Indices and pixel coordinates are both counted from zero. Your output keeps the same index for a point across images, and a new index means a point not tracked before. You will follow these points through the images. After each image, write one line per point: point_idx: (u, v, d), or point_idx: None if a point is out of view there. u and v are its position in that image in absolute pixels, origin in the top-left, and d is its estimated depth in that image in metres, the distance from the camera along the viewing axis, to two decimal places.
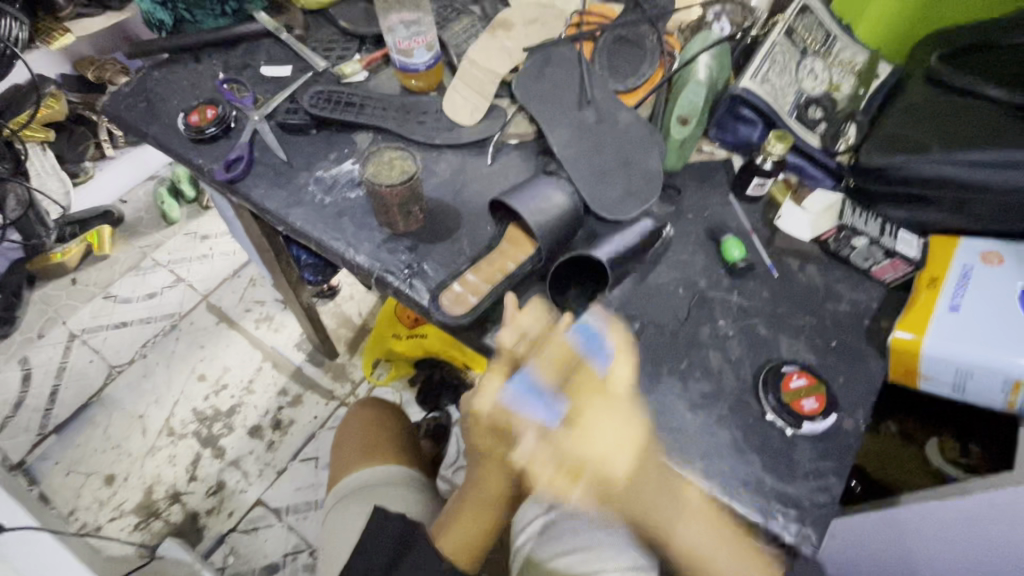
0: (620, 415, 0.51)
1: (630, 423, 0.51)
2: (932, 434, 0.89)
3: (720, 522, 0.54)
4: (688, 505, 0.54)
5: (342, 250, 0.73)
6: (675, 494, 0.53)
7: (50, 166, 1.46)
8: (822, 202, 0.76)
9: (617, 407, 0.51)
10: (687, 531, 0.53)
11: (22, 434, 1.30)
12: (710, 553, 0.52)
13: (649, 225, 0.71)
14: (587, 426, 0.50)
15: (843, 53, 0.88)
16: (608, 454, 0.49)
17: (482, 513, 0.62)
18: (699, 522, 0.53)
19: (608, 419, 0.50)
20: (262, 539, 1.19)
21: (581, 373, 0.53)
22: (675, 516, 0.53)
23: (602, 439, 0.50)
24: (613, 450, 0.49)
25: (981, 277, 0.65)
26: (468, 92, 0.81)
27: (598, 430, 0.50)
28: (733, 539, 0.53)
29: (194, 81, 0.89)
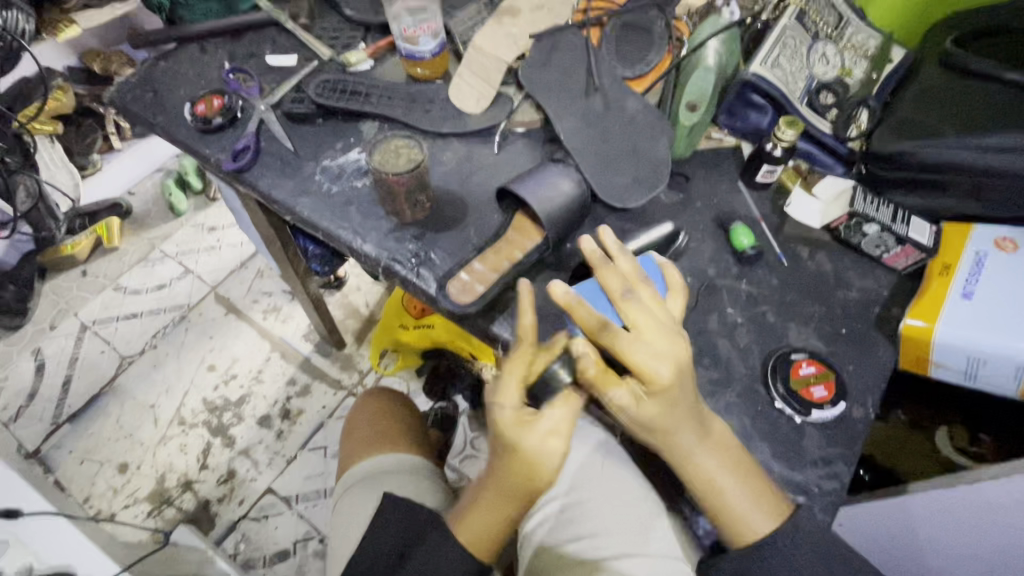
0: (669, 333, 0.54)
1: (676, 341, 0.54)
2: (941, 422, 0.89)
3: (745, 471, 0.55)
4: (712, 432, 0.55)
5: (349, 239, 0.73)
6: (702, 430, 0.55)
7: (59, 158, 1.50)
8: (833, 190, 0.75)
9: (669, 328, 0.54)
10: (707, 461, 0.55)
11: (37, 423, 1.32)
12: (731, 487, 0.54)
13: (666, 229, 0.70)
14: (644, 327, 0.53)
15: (855, 36, 0.86)
16: (658, 357, 0.52)
17: (502, 506, 0.61)
18: (717, 453, 0.55)
19: (659, 331, 0.53)
20: (273, 527, 1.21)
21: (639, 289, 0.57)
22: (694, 447, 0.54)
23: (643, 351, 0.52)
24: (653, 360, 0.52)
25: (995, 264, 0.65)
26: (474, 80, 0.80)
27: (649, 344, 0.52)
28: (750, 486, 0.55)
29: (200, 71, 0.89)
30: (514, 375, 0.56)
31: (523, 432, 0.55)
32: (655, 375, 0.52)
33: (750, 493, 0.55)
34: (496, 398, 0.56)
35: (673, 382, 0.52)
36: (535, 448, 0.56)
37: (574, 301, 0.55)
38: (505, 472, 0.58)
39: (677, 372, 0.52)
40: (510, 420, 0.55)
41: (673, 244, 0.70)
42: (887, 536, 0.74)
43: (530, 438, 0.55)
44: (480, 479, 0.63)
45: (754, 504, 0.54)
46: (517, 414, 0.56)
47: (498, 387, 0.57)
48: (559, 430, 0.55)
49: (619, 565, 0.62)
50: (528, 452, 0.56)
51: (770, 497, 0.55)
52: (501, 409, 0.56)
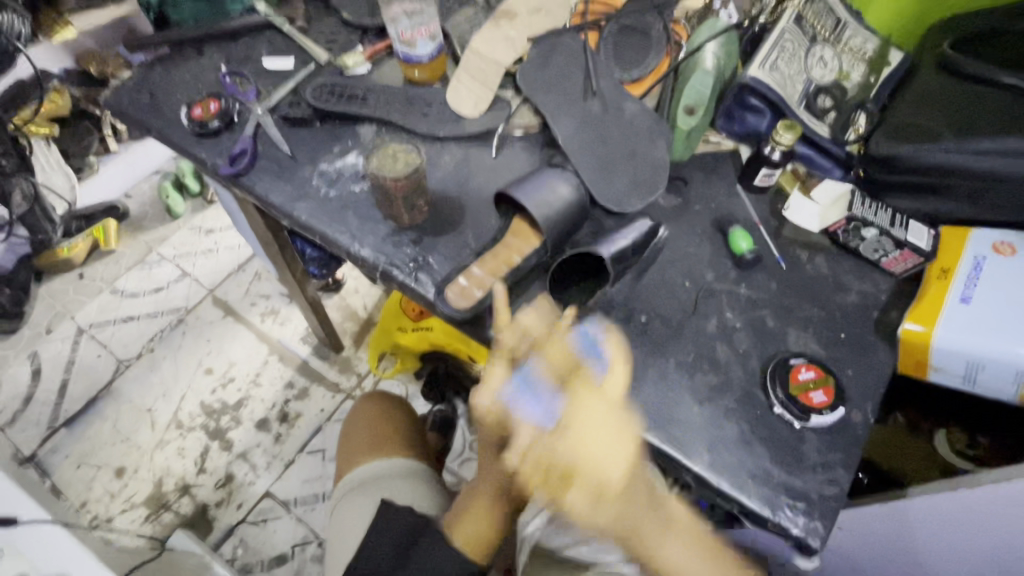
0: (616, 425, 0.52)
1: (624, 436, 0.51)
2: (939, 424, 0.88)
3: (712, 549, 0.56)
4: (673, 519, 0.56)
5: (347, 244, 0.72)
6: (660, 522, 0.54)
7: (55, 161, 1.48)
8: (832, 194, 0.74)
9: (616, 413, 0.52)
10: (671, 547, 0.54)
11: (33, 428, 1.31)
12: (698, 571, 0.54)
13: (647, 225, 0.70)
14: (581, 429, 0.51)
15: (853, 40, 0.86)
16: (603, 460, 0.50)
17: (493, 511, 0.66)
18: (681, 541, 0.55)
19: (599, 420, 0.51)
20: (271, 531, 1.21)
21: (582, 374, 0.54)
22: (659, 541, 0.54)
23: (595, 447, 0.50)
24: (606, 463, 0.50)
25: (993, 269, 0.65)
26: (472, 83, 0.80)
27: (593, 440, 0.50)
28: (721, 567, 0.55)
29: (197, 75, 0.89)
30: (487, 395, 0.55)
31: (494, 461, 0.54)
32: (594, 479, 0.50)
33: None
34: (477, 407, 0.55)
35: (624, 487, 0.51)
36: (520, 468, 0.55)
37: (508, 413, 0.54)
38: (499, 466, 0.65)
39: (620, 470, 0.50)
40: (496, 431, 0.56)
41: (655, 243, 0.71)
42: (886, 539, 0.74)
43: (517, 455, 0.55)
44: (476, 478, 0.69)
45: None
46: (505, 427, 0.58)
47: (479, 388, 0.56)
48: (523, 483, 0.54)
49: (615, 568, 0.63)
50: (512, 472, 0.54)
51: (741, 568, 0.58)
52: (486, 422, 0.57)
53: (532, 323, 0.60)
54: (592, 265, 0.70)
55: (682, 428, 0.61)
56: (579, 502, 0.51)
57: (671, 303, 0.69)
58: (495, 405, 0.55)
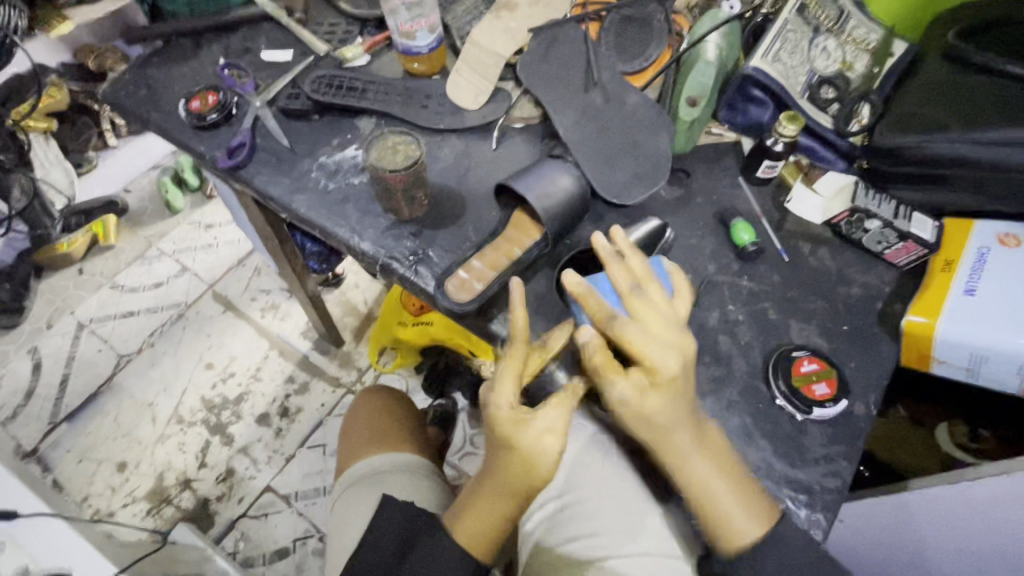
0: (667, 324, 0.53)
1: (682, 334, 0.54)
2: (942, 418, 0.88)
3: (736, 474, 0.55)
4: (706, 434, 0.55)
5: (347, 237, 0.72)
6: (694, 436, 0.54)
7: (53, 156, 1.47)
8: (835, 185, 0.74)
9: (672, 321, 0.54)
10: (701, 468, 0.54)
11: (34, 423, 1.31)
12: (723, 493, 0.54)
13: (655, 224, 0.69)
14: (648, 323, 0.53)
15: (856, 30, 0.85)
16: (664, 348, 0.52)
17: (501, 504, 0.61)
18: (712, 456, 0.54)
19: (668, 324, 0.53)
20: (272, 524, 1.21)
21: (648, 287, 0.56)
22: (688, 452, 0.54)
23: (662, 341, 0.52)
24: (663, 352, 0.52)
25: (998, 260, 0.64)
26: (472, 75, 0.79)
27: (654, 337, 0.52)
28: (742, 490, 0.54)
29: (194, 67, 0.88)
30: (508, 376, 0.57)
31: (519, 424, 0.56)
32: (659, 360, 0.51)
33: (741, 497, 0.54)
34: (491, 397, 0.57)
35: (675, 383, 0.52)
36: (531, 447, 0.56)
37: (583, 298, 0.55)
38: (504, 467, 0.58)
39: (678, 364, 0.52)
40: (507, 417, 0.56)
41: (660, 244, 0.69)
42: (887, 533, 0.74)
43: (525, 435, 0.56)
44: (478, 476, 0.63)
45: (749, 513, 0.54)
46: (515, 414, 0.56)
47: (495, 384, 0.57)
48: (556, 429, 0.56)
49: (615, 565, 0.63)
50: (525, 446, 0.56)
51: (761, 504, 0.54)
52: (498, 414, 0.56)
53: (600, 245, 0.57)
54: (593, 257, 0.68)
55: None
56: (633, 383, 0.52)
57: None
58: (573, 289, 0.55)
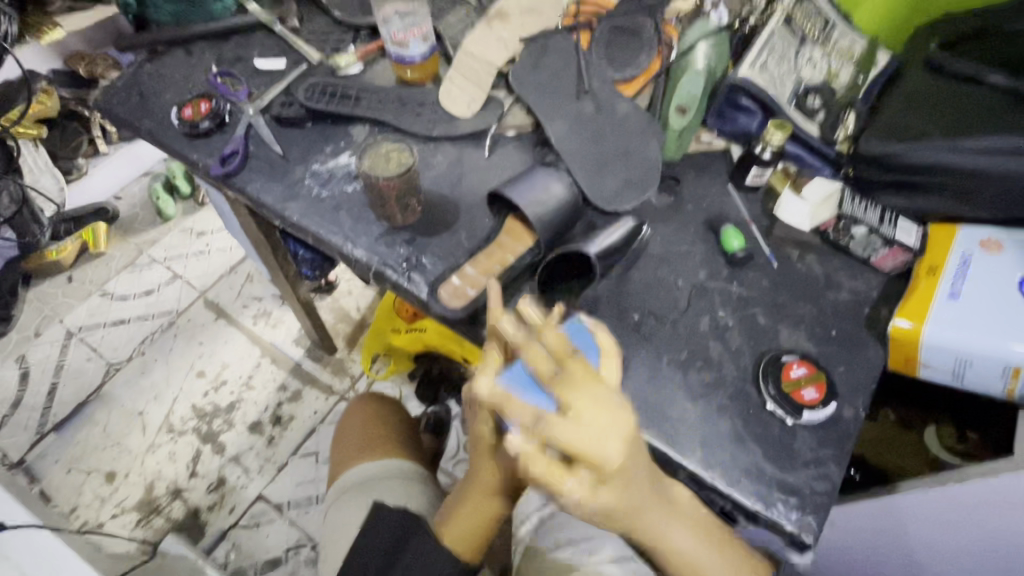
0: (606, 402, 0.45)
1: (620, 413, 0.46)
2: (930, 421, 0.89)
3: (710, 526, 0.57)
4: (678, 502, 0.56)
5: (340, 244, 0.72)
6: (666, 511, 0.54)
7: (44, 162, 1.47)
8: (820, 193, 0.74)
9: (607, 393, 0.46)
10: (678, 534, 0.55)
11: (21, 433, 1.29)
12: (706, 558, 0.56)
13: (632, 223, 0.70)
14: (582, 406, 0.45)
15: (842, 41, 0.87)
16: (602, 444, 0.45)
17: (485, 508, 0.62)
18: (687, 524, 0.56)
19: (603, 410, 0.45)
20: (264, 534, 1.20)
21: (571, 367, 0.46)
22: (665, 526, 0.54)
23: (598, 419, 0.45)
24: (603, 435, 0.45)
25: (980, 265, 0.66)
26: (464, 83, 0.80)
27: (585, 420, 0.45)
28: (728, 557, 0.57)
29: (187, 75, 0.88)
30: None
31: (500, 427, 0.58)
32: (603, 462, 0.45)
33: (724, 562, 0.57)
34: (475, 395, 0.59)
35: (621, 465, 0.46)
36: (515, 442, 0.59)
37: (507, 399, 0.47)
38: (487, 467, 0.61)
39: (618, 454, 0.45)
40: (489, 419, 0.58)
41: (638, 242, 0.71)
42: (878, 535, 0.75)
43: (510, 432, 0.58)
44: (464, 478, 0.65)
45: (726, 570, 0.57)
46: (499, 413, 0.58)
47: (475, 385, 0.59)
48: None
49: (606, 569, 0.63)
50: (506, 450, 0.59)
51: (750, 565, 0.58)
52: (481, 411, 0.58)
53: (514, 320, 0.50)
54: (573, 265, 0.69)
55: (674, 425, 0.62)
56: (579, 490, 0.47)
57: (664, 301, 0.69)
58: (493, 394, 0.47)
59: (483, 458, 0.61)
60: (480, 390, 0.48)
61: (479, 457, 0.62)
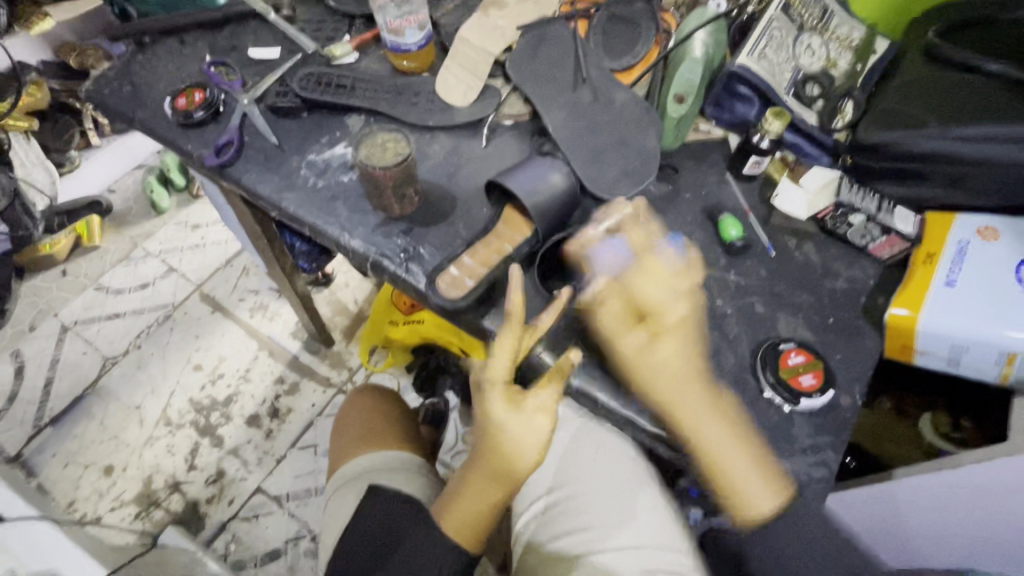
0: (678, 285, 0.60)
1: (686, 297, 0.60)
2: (924, 408, 0.90)
3: (747, 443, 0.57)
4: (719, 406, 0.58)
5: (337, 234, 0.72)
6: (710, 399, 0.58)
7: (36, 156, 1.45)
8: (821, 179, 0.75)
9: (680, 286, 0.60)
10: (713, 433, 0.57)
11: (17, 427, 1.29)
12: (738, 462, 0.56)
13: (631, 209, 0.69)
14: (655, 276, 0.60)
15: (840, 28, 0.86)
16: (666, 301, 0.59)
17: (489, 493, 0.61)
18: (721, 425, 0.57)
19: (670, 285, 0.60)
20: (263, 526, 1.20)
21: (650, 255, 0.61)
22: (702, 415, 0.57)
23: (665, 286, 0.60)
24: (666, 301, 0.59)
25: (976, 252, 0.66)
26: (461, 72, 0.80)
27: (652, 286, 0.60)
28: (756, 461, 0.56)
29: (179, 64, 0.87)
30: (503, 351, 0.58)
31: (510, 411, 0.56)
32: (663, 317, 0.59)
33: (757, 472, 0.56)
34: (486, 372, 0.58)
35: (679, 328, 0.59)
36: (521, 429, 0.56)
37: (592, 264, 0.63)
38: (487, 452, 0.59)
39: (680, 315, 0.59)
40: (498, 400, 0.57)
41: None
42: (874, 524, 0.75)
43: (516, 416, 0.56)
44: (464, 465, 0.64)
45: (758, 481, 0.56)
46: (506, 391, 0.57)
47: (488, 363, 0.58)
48: (546, 410, 0.57)
49: (603, 560, 0.64)
50: (510, 436, 0.57)
51: (774, 477, 0.57)
52: (492, 389, 0.57)
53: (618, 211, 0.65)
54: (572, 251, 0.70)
55: None
56: (638, 339, 0.59)
57: None
58: (584, 254, 0.64)
59: (484, 443, 0.59)
60: (577, 248, 0.64)
61: (479, 441, 0.60)
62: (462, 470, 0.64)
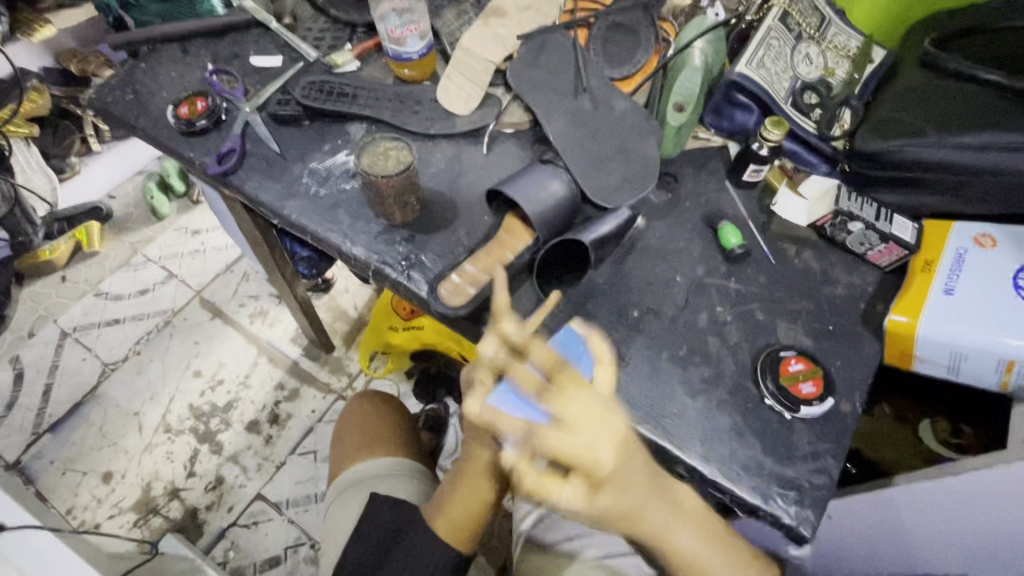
0: (604, 419, 0.46)
1: (614, 416, 0.46)
2: (923, 415, 0.90)
3: (711, 528, 0.57)
4: (678, 502, 0.55)
5: (339, 242, 0.72)
6: (666, 499, 0.54)
7: (35, 162, 1.46)
8: (819, 188, 0.76)
9: (603, 405, 0.46)
10: (680, 533, 0.55)
11: (16, 434, 1.29)
12: (706, 556, 0.55)
13: (626, 215, 0.71)
14: (576, 414, 0.45)
15: (837, 37, 0.87)
16: (593, 446, 0.45)
17: (481, 487, 0.63)
18: (688, 527, 0.55)
19: (597, 419, 0.45)
20: (263, 533, 1.20)
21: (561, 382, 0.46)
22: (663, 522, 0.53)
23: (582, 436, 0.45)
24: (594, 447, 0.45)
25: (974, 260, 0.67)
26: (462, 81, 0.80)
27: (579, 425, 0.45)
28: (721, 549, 0.56)
29: (182, 72, 0.87)
30: (491, 350, 0.52)
31: (494, 422, 0.53)
32: (593, 465, 0.46)
33: (722, 556, 0.56)
34: (473, 373, 0.56)
35: (614, 471, 0.47)
36: None
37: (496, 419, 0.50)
38: (479, 446, 0.61)
39: (616, 457, 0.47)
40: (490, 404, 0.54)
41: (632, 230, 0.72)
42: (876, 530, 0.76)
43: None
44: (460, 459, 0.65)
45: (727, 574, 0.56)
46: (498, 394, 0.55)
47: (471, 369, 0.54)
48: None
49: (608, 560, 0.65)
50: (506, 429, 0.59)
51: (740, 560, 0.57)
52: (478, 398, 0.53)
53: (490, 339, 0.52)
54: (570, 253, 0.71)
55: (672, 420, 0.62)
56: (576, 494, 0.48)
57: (663, 298, 0.70)
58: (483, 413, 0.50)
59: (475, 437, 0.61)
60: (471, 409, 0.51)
61: (476, 434, 0.62)
62: (459, 464, 0.65)
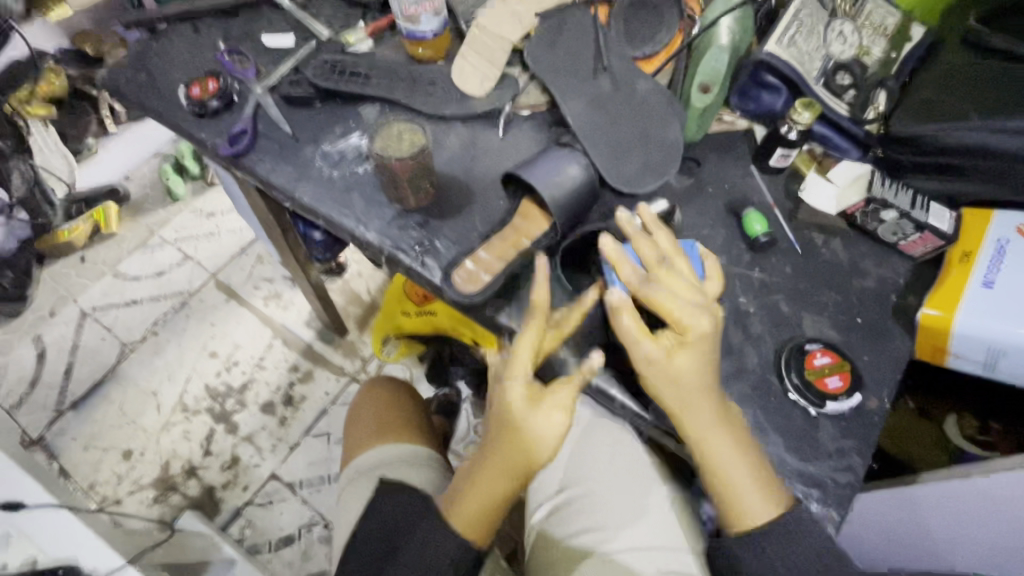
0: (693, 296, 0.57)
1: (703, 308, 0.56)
2: (949, 410, 0.89)
3: (746, 449, 0.55)
4: (729, 417, 0.56)
5: (352, 226, 0.71)
6: (717, 412, 0.55)
7: (53, 141, 1.44)
8: (849, 174, 0.73)
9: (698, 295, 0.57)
10: (720, 441, 0.54)
11: (39, 411, 1.31)
12: (736, 469, 0.54)
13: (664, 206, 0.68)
14: (673, 285, 0.57)
15: (874, 14, 0.82)
16: (689, 312, 0.56)
17: (498, 486, 0.60)
18: (729, 439, 0.54)
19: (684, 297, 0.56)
20: (277, 512, 1.22)
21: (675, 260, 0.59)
22: (707, 427, 0.54)
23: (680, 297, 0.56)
24: (688, 313, 0.55)
25: (1016, 251, 0.64)
26: (478, 60, 0.77)
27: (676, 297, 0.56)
28: (755, 470, 0.54)
29: (194, 52, 0.86)
30: (526, 346, 0.57)
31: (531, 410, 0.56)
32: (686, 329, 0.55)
33: (755, 487, 0.54)
34: (509, 371, 0.57)
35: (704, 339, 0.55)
36: (538, 425, 0.56)
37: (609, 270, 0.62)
38: (504, 447, 0.58)
39: (702, 333, 0.55)
40: (520, 394, 0.57)
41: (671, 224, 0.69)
42: (902, 533, 0.73)
43: (537, 416, 0.56)
44: (477, 452, 0.62)
45: (753, 491, 0.54)
46: (529, 391, 0.57)
47: (511, 360, 0.57)
48: (564, 407, 0.56)
49: (623, 558, 0.64)
50: (531, 432, 0.56)
51: (771, 488, 0.54)
52: (515, 382, 0.57)
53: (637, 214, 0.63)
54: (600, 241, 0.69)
55: None
56: (660, 346, 0.55)
57: None
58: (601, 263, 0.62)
59: (498, 440, 0.58)
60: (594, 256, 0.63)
61: (496, 432, 0.58)
62: (476, 457, 0.62)
